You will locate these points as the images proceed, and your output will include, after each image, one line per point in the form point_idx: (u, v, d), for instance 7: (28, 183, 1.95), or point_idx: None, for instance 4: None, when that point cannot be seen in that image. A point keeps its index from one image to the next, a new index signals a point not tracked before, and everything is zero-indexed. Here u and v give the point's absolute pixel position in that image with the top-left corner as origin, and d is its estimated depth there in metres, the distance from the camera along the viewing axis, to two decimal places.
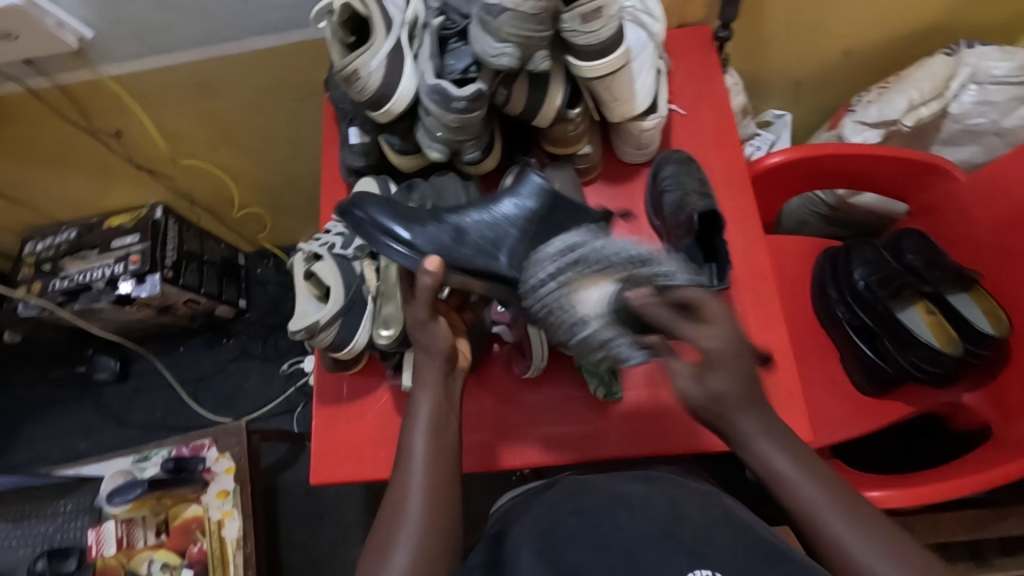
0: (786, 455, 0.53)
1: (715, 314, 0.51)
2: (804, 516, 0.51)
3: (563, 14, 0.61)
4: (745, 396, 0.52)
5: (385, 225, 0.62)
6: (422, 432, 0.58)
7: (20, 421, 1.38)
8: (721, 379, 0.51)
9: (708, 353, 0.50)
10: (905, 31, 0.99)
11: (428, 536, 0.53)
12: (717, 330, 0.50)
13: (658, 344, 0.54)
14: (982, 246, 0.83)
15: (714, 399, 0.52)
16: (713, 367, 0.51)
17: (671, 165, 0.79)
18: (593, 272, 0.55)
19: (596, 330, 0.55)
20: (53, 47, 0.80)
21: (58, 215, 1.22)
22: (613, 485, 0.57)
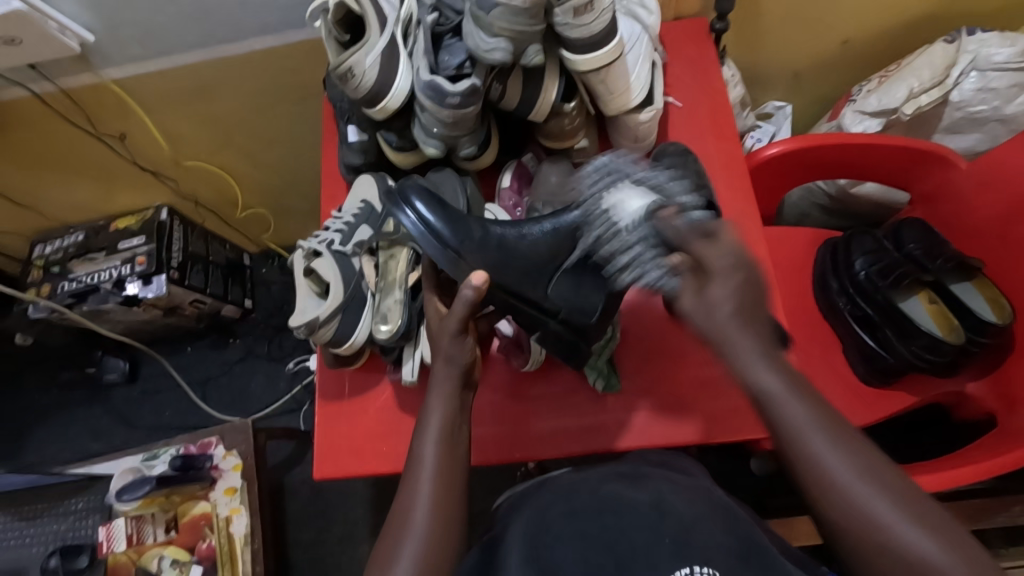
0: (777, 374, 0.46)
1: (723, 233, 0.49)
2: (790, 439, 0.46)
3: (556, 8, 0.61)
4: (748, 312, 0.47)
5: (438, 228, 0.61)
6: (434, 442, 0.56)
7: (32, 423, 1.40)
8: (720, 292, 0.47)
9: (708, 267, 0.48)
10: (904, 19, 0.99)
11: (436, 546, 0.52)
12: (724, 247, 0.48)
13: (681, 261, 0.51)
14: (984, 233, 0.82)
15: (710, 313, 0.47)
16: (711, 279, 0.47)
17: (669, 156, 0.76)
18: (631, 184, 0.61)
19: (625, 226, 0.57)
20: (56, 51, 0.81)
21: (65, 219, 1.24)
22: (614, 484, 0.57)
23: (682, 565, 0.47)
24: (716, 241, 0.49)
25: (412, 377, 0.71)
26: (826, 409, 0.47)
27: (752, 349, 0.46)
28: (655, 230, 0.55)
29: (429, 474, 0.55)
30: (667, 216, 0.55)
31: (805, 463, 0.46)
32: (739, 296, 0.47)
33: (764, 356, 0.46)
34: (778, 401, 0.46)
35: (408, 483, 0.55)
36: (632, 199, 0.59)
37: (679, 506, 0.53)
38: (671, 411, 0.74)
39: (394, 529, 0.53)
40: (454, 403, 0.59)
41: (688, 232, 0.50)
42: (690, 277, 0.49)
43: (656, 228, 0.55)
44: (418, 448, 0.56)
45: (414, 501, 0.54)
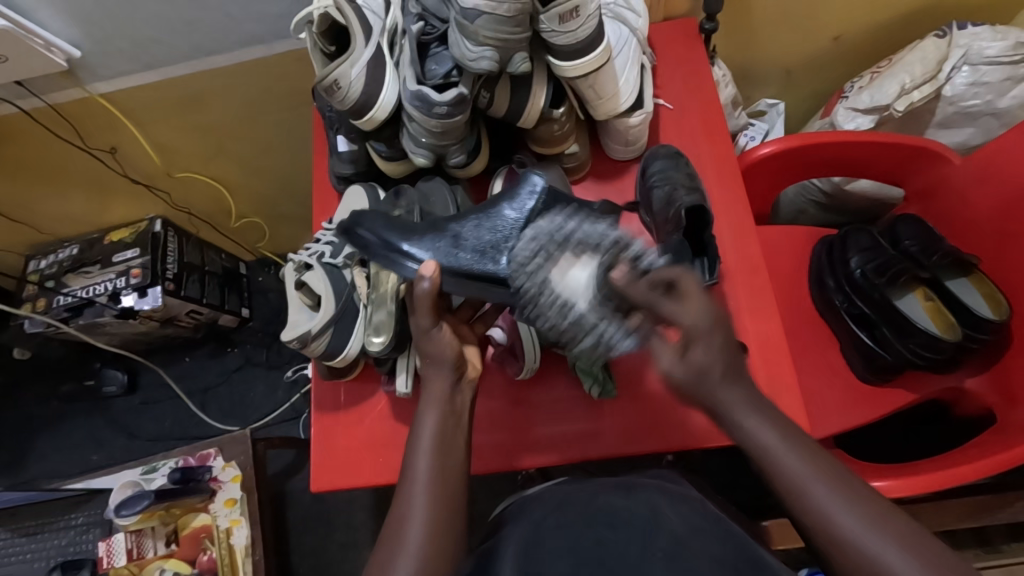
0: (768, 425, 0.51)
1: (691, 291, 0.50)
2: (790, 489, 0.48)
3: (541, 15, 0.61)
4: (729, 369, 0.51)
5: (397, 245, 0.63)
6: (427, 452, 0.56)
7: (31, 437, 1.39)
8: (702, 352, 0.50)
9: (687, 330, 0.50)
10: (895, 15, 0.98)
11: (431, 551, 0.51)
12: (694, 306, 0.50)
13: (642, 322, 0.54)
14: (980, 229, 0.82)
15: (699, 374, 0.50)
16: (694, 343, 0.50)
17: (659, 161, 0.78)
18: (576, 251, 0.57)
19: (584, 311, 0.56)
20: (43, 67, 0.81)
21: (59, 232, 1.24)
22: (613, 496, 0.56)
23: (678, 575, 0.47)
24: (683, 300, 0.50)
25: (406, 389, 0.71)
26: (801, 439, 0.50)
27: (739, 399, 0.51)
28: (602, 286, 0.55)
29: (423, 483, 0.54)
30: (617, 277, 0.53)
31: (786, 488, 0.49)
32: (717, 355, 0.50)
33: (750, 403, 0.51)
34: (757, 436, 0.50)
35: (402, 497, 0.54)
36: (566, 264, 0.57)
37: (673, 517, 0.53)
38: (667, 414, 0.74)
39: (388, 540, 0.52)
40: (447, 411, 0.58)
41: (652, 294, 0.51)
42: (660, 337, 0.52)
43: (606, 286, 0.54)
44: (413, 459, 0.56)
45: (408, 514, 0.53)
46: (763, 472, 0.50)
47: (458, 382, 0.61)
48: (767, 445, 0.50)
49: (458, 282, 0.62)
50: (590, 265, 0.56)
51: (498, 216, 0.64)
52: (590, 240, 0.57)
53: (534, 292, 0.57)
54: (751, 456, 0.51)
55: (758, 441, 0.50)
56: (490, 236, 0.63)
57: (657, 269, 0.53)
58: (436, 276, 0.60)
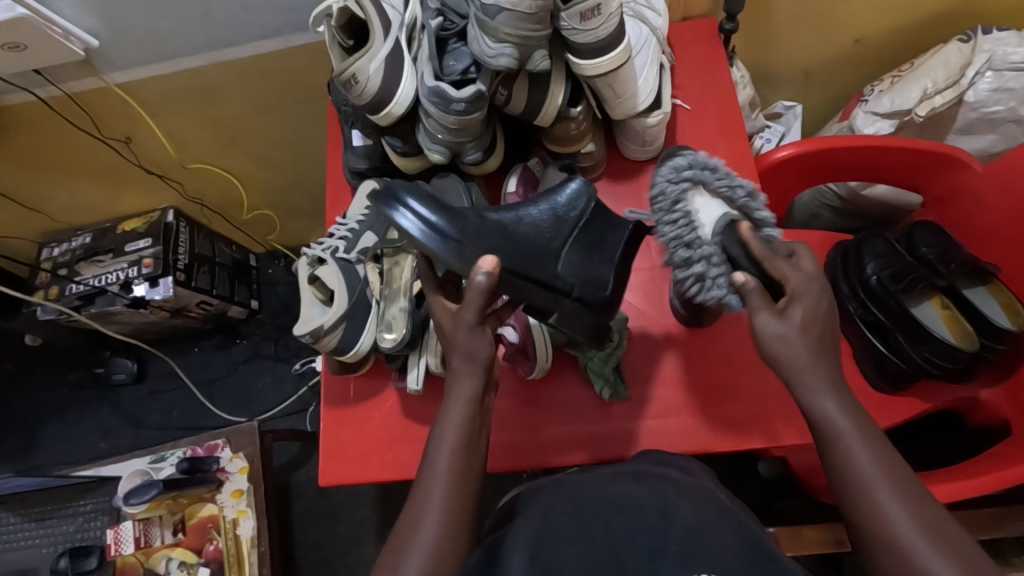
0: (845, 412, 0.51)
1: (807, 263, 0.55)
2: (852, 480, 0.49)
3: (562, 13, 0.60)
4: (817, 345, 0.51)
5: (402, 197, 0.56)
6: (449, 448, 0.55)
7: (41, 423, 1.40)
8: (803, 310, 0.52)
9: (793, 287, 0.53)
10: (917, 18, 0.97)
11: (442, 551, 0.51)
12: (804, 270, 0.54)
13: (749, 282, 0.54)
14: (1001, 238, 0.80)
15: (784, 338, 0.51)
16: (795, 300, 0.52)
17: (679, 160, 0.73)
18: (715, 188, 0.63)
19: (705, 241, 0.62)
20: (61, 56, 0.81)
21: (73, 220, 1.24)
22: (614, 489, 0.54)
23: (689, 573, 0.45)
24: (797, 264, 0.55)
25: (417, 385, 0.71)
26: (878, 437, 0.50)
27: (821, 375, 0.51)
28: (729, 237, 0.60)
29: (441, 481, 0.54)
30: (744, 228, 0.58)
31: (842, 476, 0.49)
32: (816, 319, 0.52)
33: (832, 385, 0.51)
34: (825, 412, 0.51)
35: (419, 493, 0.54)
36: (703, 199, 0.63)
37: (688, 510, 0.50)
38: (677, 417, 0.73)
39: (402, 534, 0.53)
40: (469, 417, 0.56)
41: (775, 257, 0.55)
42: (763, 298, 0.53)
43: (728, 238, 0.61)
44: (433, 454, 0.55)
45: (423, 511, 0.53)
46: (833, 455, 0.50)
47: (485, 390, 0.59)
48: (830, 433, 0.50)
49: (502, 278, 0.57)
50: (722, 210, 0.64)
51: (524, 212, 0.62)
52: (732, 193, 0.63)
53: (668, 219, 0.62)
54: (822, 438, 0.51)
55: (826, 419, 0.51)
56: (534, 233, 0.61)
57: (796, 244, 0.56)
58: (495, 272, 0.54)
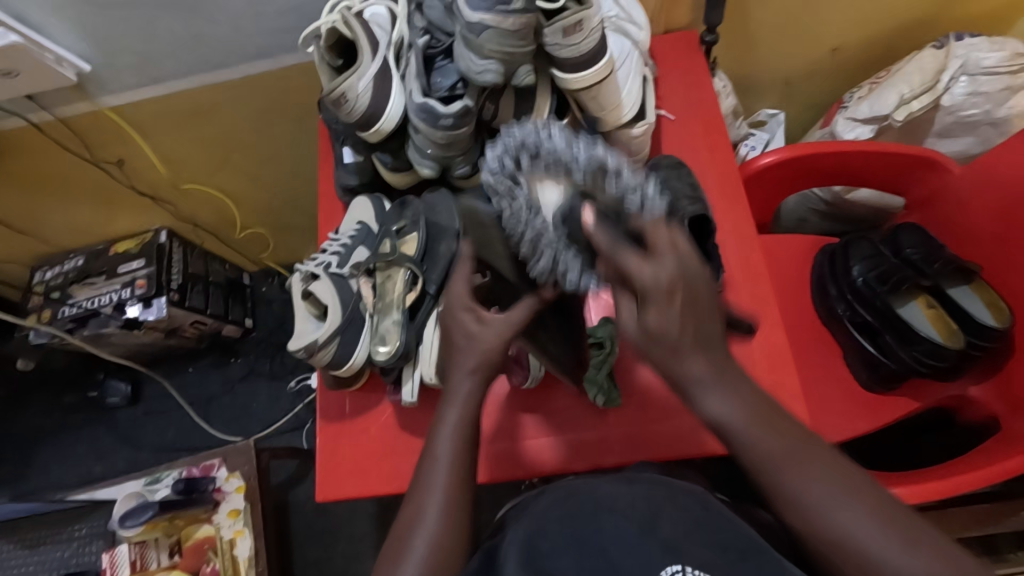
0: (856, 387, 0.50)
1: (663, 248, 0.43)
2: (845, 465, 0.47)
3: (545, 29, 0.62)
4: (696, 335, 0.44)
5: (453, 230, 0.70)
6: (447, 439, 0.54)
7: (34, 449, 1.39)
8: (657, 315, 0.42)
9: (643, 290, 0.42)
10: (891, 27, 1.00)
11: (440, 549, 0.50)
12: (662, 264, 0.42)
13: (608, 278, 0.46)
14: (982, 237, 0.82)
15: (654, 336, 0.43)
16: (649, 302, 0.42)
17: (662, 170, 0.76)
18: (546, 170, 0.53)
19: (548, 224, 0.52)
20: (53, 82, 0.82)
21: (65, 244, 1.25)
22: (602, 487, 0.52)
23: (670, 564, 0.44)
24: (651, 261, 0.43)
25: (412, 397, 0.72)
26: None
27: None
28: (567, 219, 0.51)
29: (440, 486, 0.53)
30: (585, 222, 0.47)
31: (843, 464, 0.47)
32: (678, 290, 0.42)
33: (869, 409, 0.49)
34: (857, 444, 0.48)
35: (416, 490, 0.53)
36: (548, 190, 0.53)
37: (679, 509, 0.49)
38: (672, 420, 0.74)
39: (398, 539, 0.51)
40: (469, 421, 0.55)
41: (619, 245, 0.44)
42: (624, 288, 0.45)
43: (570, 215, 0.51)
44: (432, 450, 0.55)
45: (422, 510, 0.52)
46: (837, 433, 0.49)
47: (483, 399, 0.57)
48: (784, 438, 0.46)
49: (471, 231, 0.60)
50: (564, 189, 0.52)
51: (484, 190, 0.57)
52: (557, 163, 0.52)
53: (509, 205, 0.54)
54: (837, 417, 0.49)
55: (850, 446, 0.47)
56: (495, 184, 0.56)
57: (621, 254, 0.43)
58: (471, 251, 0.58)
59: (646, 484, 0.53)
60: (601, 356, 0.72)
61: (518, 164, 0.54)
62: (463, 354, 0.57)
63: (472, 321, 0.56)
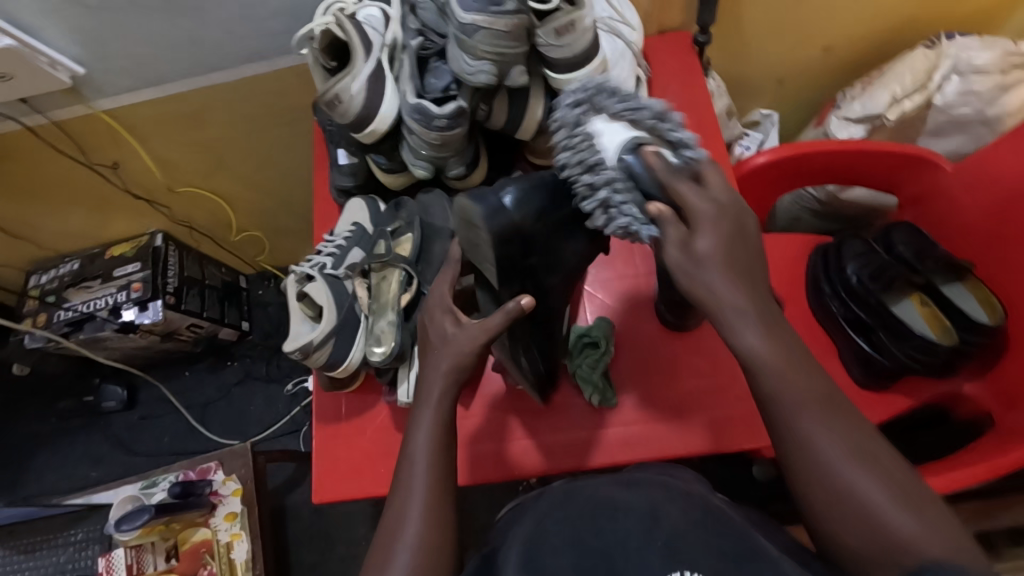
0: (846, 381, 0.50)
1: (715, 182, 0.51)
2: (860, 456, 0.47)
3: (538, 30, 0.62)
4: (738, 266, 0.48)
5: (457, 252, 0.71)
6: (426, 447, 0.55)
7: (29, 454, 1.39)
8: (706, 241, 0.48)
9: (694, 214, 0.49)
10: (883, 27, 1.00)
11: (426, 556, 0.49)
12: (714, 195, 0.50)
13: (663, 209, 0.50)
14: (975, 236, 0.82)
15: (696, 261, 0.48)
16: (699, 225, 0.49)
17: None
18: (614, 108, 0.54)
19: (605, 160, 0.53)
20: (47, 85, 0.82)
21: (61, 248, 1.24)
22: (600, 490, 0.53)
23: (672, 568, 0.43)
24: (704, 187, 0.50)
25: (408, 398, 0.71)
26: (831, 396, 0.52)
27: None
28: (630, 159, 0.52)
29: (420, 492, 0.52)
30: (649, 152, 0.51)
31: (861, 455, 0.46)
32: (724, 219, 0.49)
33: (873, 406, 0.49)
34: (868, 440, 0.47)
35: (399, 497, 0.53)
36: (604, 123, 0.54)
37: (673, 509, 0.48)
38: (667, 419, 0.74)
39: (384, 541, 0.51)
40: (445, 419, 0.56)
41: (675, 175, 0.50)
42: (675, 220, 0.50)
43: (633, 159, 0.52)
44: (415, 453, 0.55)
45: (406, 515, 0.52)
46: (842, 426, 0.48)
47: (457, 398, 0.58)
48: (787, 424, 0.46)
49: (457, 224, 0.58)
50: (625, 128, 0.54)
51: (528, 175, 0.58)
52: (631, 106, 0.54)
53: (566, 142, 0.55)
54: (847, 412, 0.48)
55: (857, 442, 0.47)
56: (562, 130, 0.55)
57: (675, 184, 0.50)
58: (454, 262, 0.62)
59: (641, 487, 0.53)
60: (596, 355, 0.74)
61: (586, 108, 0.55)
62: (438, 355, 0.59)
63: (449, 322, 0.60)
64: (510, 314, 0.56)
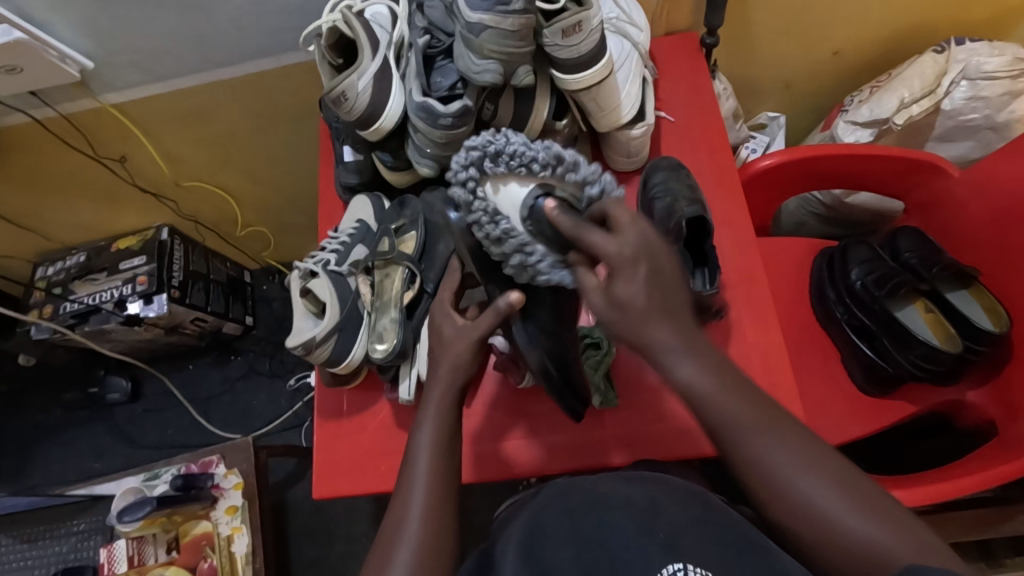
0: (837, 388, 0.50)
1: (624, 220, 0.45)
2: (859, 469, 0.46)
3: (545, 30, 0.62)
4: (663, 303, 0.44)
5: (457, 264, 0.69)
6: (428, 448, 0.55)
7: (33, 444, 1.40)
8: (626, 286, 0.43)
9: (609, 262, 0.44)
10: (892, 31, 1.00)
11: (427, 558, 0.49)
12: (628, 237, 0.44)
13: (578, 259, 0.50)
14: (980, 242, 0.82)
15: (625, 309, 0.44)
16: (617, 274, 0.44)
17: (660, 172, 0.79)
18: (515, 170, 0.54)
19: (516, 227, 0.53)
20: (57, 79, 0.83)
21: (68, 240, 1.25)
22: (598, 484, 0.52)
23: (672, 561, 0.43)
24: (617, 231, 0.45)
25: (408, 396, 0.72)
26: None
27: None
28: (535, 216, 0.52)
29: (420, 490, 0.52)
30: (551, 208, 0.50)
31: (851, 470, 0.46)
32: (643, 254, 0.44)
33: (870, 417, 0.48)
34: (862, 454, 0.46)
35: (400, 496, 0.53)
36: (512, 186, 0.54)
37: (672, 505, 0.48)
38: (669, 422, 0.74)
39: (387, 534, 0.51)
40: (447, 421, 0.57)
41: (581, 225, 0.47)
42: (589, 271, 0.48)
43: (540, 216, 0.52)
44: (418, 454, 0.55)
45: (407, 514, 0.52)
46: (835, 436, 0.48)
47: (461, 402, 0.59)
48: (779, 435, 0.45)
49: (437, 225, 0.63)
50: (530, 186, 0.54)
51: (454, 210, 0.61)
52: (522, 154, 0.53)
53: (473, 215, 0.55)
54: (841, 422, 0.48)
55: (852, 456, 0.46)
56: (464, 201, 0.55)
57: (601, 205, 0.48)
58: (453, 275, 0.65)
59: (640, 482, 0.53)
60: (598, 357, 0.73)
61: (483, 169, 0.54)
62: (438, 359, 0.60)
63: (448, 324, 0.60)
64: (500, 312, 0.57)
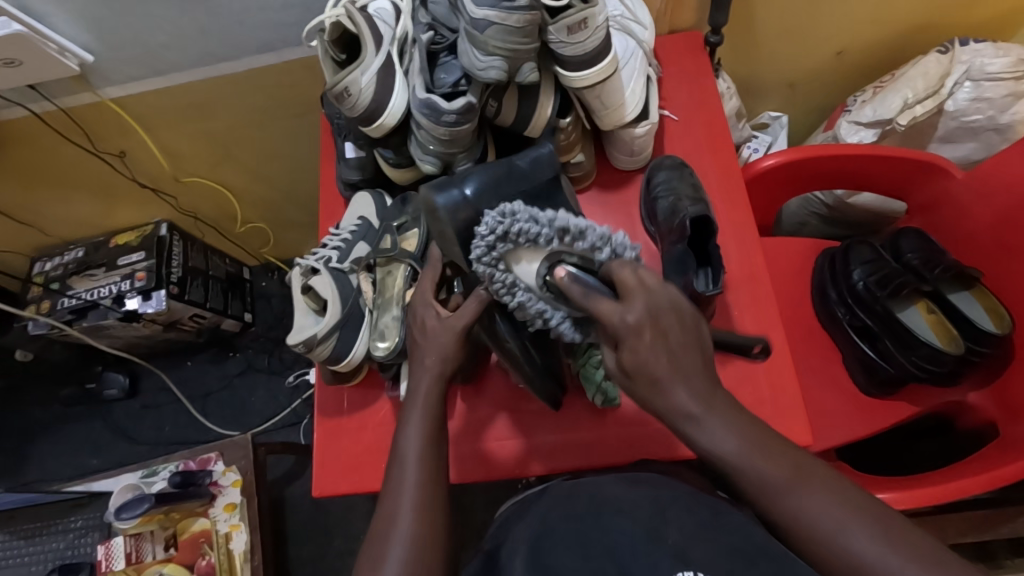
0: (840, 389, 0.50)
1: (633, 290, 0.46)
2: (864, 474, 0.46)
3: (549, 26, 0.61)
4: (679, 365, 0.45)
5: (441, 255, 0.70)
6: (422, 441, 0.54)
7: (31, 440, 1.39)
8: (631, 356, 0.45)
9: (615, 331, 0.46)
10: (896, 32, 0.99)
11: (420, 552, 0.49)
12: (636, 307, 0.45)
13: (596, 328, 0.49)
14: (982, 244, 0.82)
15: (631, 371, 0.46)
16: (624, 344, 0.45)
17: (664, 171, 0.79)
18: (526, 245, 0.53)
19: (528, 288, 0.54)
20: (56, 72, 0.82)
21: (66, 235, 1.25)
22: (602, 489, 0.53)
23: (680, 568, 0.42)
24: (625, 305, 0.45)
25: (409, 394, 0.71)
26: None
27: None
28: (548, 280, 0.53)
29: (413, 482, 0.52)
30: (561, 276, 0.51)
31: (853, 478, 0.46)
32: (658, 319, 0.45)
33: None
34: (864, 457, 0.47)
35: (393, 488, 0.53)
36: (524, 263, 0.54)
37: (676, 510, 0.48)
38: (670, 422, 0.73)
39: (379, 526, 0.51)
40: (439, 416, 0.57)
41: (591, 295, 0.48)
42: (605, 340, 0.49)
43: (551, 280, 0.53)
44: (412, 448, 0.54)
45: (399, 507, 0.51)
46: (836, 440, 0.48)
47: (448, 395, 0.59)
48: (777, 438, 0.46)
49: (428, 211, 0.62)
50: (540, 258, 0.53)
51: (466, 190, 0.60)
52: (528, 235, 0.52)
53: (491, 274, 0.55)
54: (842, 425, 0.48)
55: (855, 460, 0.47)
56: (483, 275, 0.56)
57: (612, 270, 0.48)
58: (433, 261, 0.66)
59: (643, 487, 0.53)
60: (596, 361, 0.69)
61: (496, 245, 0.53)
62: (423, 351, 0.60)
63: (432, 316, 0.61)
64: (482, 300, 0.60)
